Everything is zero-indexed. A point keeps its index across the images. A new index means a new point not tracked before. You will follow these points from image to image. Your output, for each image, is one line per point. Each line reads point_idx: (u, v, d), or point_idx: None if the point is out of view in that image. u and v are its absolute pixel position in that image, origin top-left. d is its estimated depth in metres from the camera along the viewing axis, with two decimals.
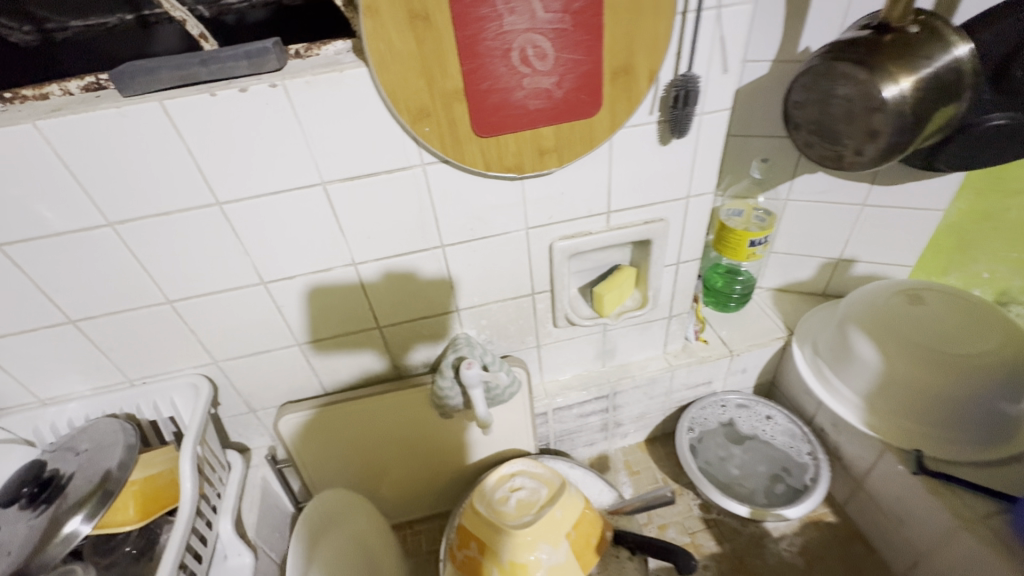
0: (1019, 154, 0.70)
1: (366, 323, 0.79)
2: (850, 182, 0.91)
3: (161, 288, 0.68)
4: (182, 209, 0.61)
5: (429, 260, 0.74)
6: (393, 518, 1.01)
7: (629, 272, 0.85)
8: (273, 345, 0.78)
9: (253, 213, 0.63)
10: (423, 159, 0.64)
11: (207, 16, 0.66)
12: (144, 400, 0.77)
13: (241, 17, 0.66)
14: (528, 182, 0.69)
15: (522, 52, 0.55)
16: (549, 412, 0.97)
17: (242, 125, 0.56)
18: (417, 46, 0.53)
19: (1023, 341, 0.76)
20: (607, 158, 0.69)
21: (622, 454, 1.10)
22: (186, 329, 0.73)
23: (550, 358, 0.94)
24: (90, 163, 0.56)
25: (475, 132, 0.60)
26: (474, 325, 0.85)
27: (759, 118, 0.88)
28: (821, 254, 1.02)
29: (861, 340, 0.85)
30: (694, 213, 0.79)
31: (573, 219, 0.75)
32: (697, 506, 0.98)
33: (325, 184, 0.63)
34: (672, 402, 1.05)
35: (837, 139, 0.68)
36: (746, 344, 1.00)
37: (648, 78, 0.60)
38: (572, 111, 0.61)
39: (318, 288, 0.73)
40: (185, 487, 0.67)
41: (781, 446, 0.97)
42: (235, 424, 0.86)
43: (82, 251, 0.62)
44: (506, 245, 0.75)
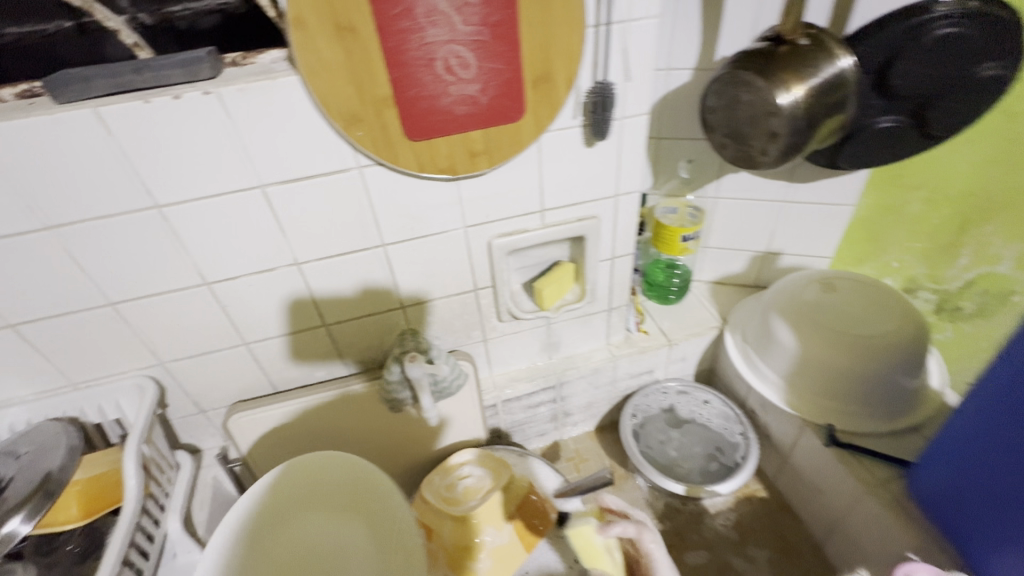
0: (906, 153, 0.78)
1: (313, 321, 0.82)
2: (770, 180, 0.98)
3: (103, 291, 0.69)
4: (120, 213, 0.63)
5: (371, 258, 0.77)
6: None
7: (568, 268, 0.90)
8: (220, 345, 0.80)
9: (192, 216, 0.65)
10: (358, 162, 0.67)
11: (151, 23, 0.66)
12: (89, 403, 0.78)
13: (190, 23, 0.67)
14: (463, 183, 0.73)
15: (445, 61, 0.59)
16: (498, 403, 1.01)
17: (176, 130, 0.58)
18: (344, 56, 0.57)
19: (917, 321, 0.84)
20: (537, 159, 0.74)
21: (572, 443, 1.14)
22: (130, 331, 0.74)
23: (497, 352, 0.98)
24: (23, 169, 0.57)
25: (407, 136, 0.64)
26: (420, 321, 0.88)
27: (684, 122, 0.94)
28: (750, 248, 1.09)
29: (782, 327, 0.91)
30: (623, 210, 0.84)
31: (508, 218, 0.79)
32: (641, 488, 1.04)
33: (263, 187, 0.66)
34: (617, 391, 1.10)
35: (745, 142, 0.74)
36: (683, 334, 1.07)
37: (567, 85, 0.66)
38: (498, 115, 0.65)
39: (262, 288, 0.75)
40: (129, 486, 0.68)
41: (717, 429, 1.04)
42: (185, 426, 0.87)
43: (19, 255, 0.63)
44: (446, 243, 0.79)
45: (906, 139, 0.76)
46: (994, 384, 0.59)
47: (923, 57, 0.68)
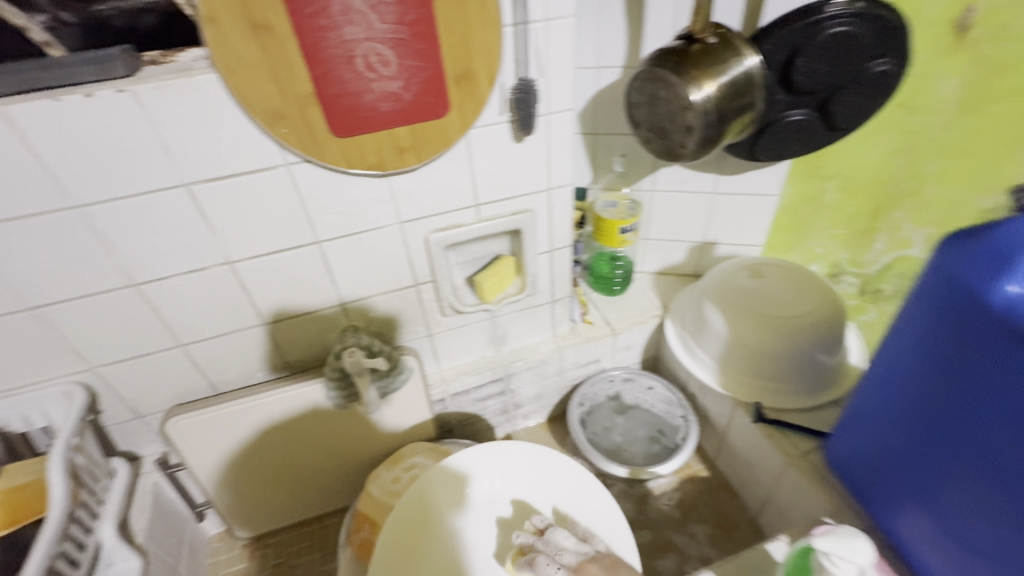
0: (816, 144, 0.84)
1: (251, 321, 0.81)
2: (701, 173, 1.03)
3: (23, 294, 0.67)
4: (35, 214, 0.62)
5: (307, 256, 0.78)
6: (301, 514, 1.03)
7: (507, 261, 0.92)
8: (154, 348, 0.78)
9: (113, 216, 0.65)
10: (286, 159, 0.67)
11: (75, 22, 0.62)
12: (13, 411, 0.75)
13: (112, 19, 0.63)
14: (394, 179, 0.74)
15: (365, 59, 0.60)
16: (447, 398, 1.02)
17: (91, 129, 0.58)
18: (261, 53, 0.57)
19: (833, 301, 0.90)
20: (467, 155, 0.76)
21: (524, 435, 1.17)
22: (54, 336, 0.72)
23: (443, 346, 0.99)
24: None
25: (332, 133, 0.65)
26: (362, 317, 0.89)
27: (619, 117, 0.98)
28: (687, 239, 1.13)
29: (713, 313, 0.96)
30: (557, 204, 0.87)
31: (443, 213, 0.81)
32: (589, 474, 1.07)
33: (188, 186, 0.65)
34: (566, 381, 1.13)
35: (667, 135, 0.78)
36: (627, 323, 1.10)
37: (488, 82, 0.68)
38: (423, 112, 0.67)
39: (194, 288, 0.75)
40: (54, 493, 0.67)
41: (660, 413, 1.08)
42: (121, 433, 0.85)
43: None
44: (382, 239, 0.80)
45: (815, 131, 0.82)
46: (885, 356, 0.64)
47: (821, 55, 0.73)
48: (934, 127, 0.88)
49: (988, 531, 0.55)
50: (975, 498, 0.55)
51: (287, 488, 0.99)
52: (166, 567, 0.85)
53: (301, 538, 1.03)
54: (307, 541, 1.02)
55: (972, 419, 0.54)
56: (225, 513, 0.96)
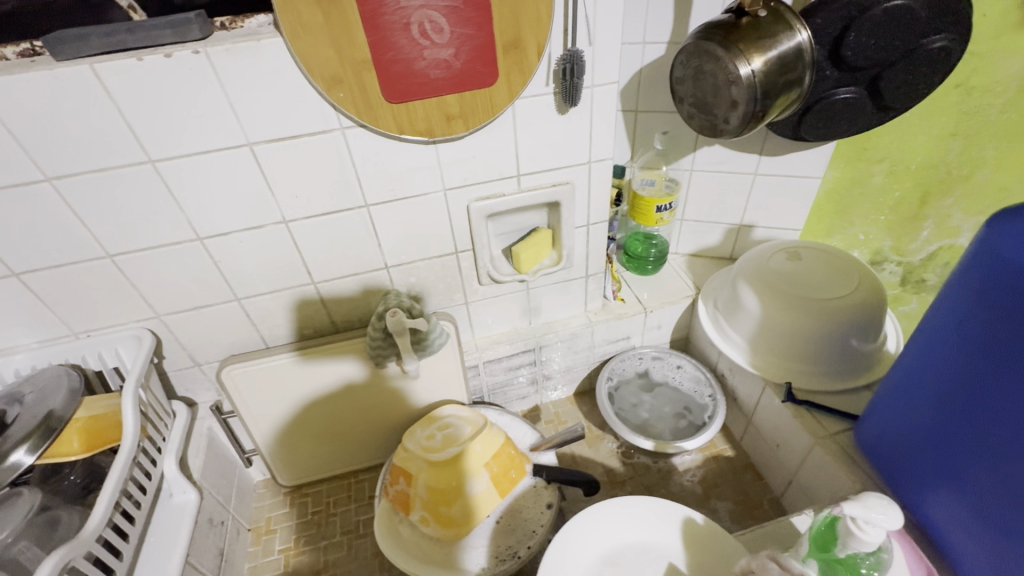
0: (863, 125, 0.83)
1: (302, 280, 0.87)
2: (743, 153, 1.02)
3: (102, 242, 0.73)
4: (117, 167, 0.67)
5: (356, 219, 0.82)
6: (343, 466, 1.08)
7: (545, 233, 0.94)
8: (213, 301, 0.84)
9: (184, 172, 0.70)
10: (341, 123, 0.71)
11: None
12: (89, 351, 0.82)
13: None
14: (441, 146, 0.77)
15: (420, 26, 0.63)
16: (480, 364, 1.06)
17: (170, 88, 0.63)
18: (323, 17, 0.61)
19: (871, 286, 0.89)
20: (512, 124, 0.78)
21: (552, 406, 1.20)
22: (127, 283, 0.78)
23: (479, 314, 1.02)
24: (27, 123, 0.61)
25: (386, 98, 0.68)
26: (404, 282, 0.93)
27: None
28: (725, 221, 1.13)
29: (748, 293, 0.96)
30: (597, 177, 0.88)
31: (486, 182, 0.83)
32: (618, 451, 1.09)
33: (251, 145, 0.70)
34: (596, 357, 1.15)
35: (710, 111, 0.79)
36: (659, 302, 1.11)
37: (537, 52, 0.69)
38: (472, 80, 0.69)
39: (253, 244, 0.80)
40: (128, 424, 0.74)
41: (688, 391, 1.08)
42: (181, 379, 0.92)
43: (21, 207, 0.67)
44: (426, 205, 0.83)
45: (863, 110, 0.81)
46: (922, 337, 0.64)
47: (875, 30, 0.73)
48: (989, 109, 0.88)
49: (1016, 508, 0.55)
50: (1003, 474, 0.56)
51: (327, 443, 1.04)
52: (217, 505, 0.92)
53: (339, 489, 1.07)
54: (345, 493, 1.07)
55: (1005, 398, 0.54)
56: (269, 461, 1.02)
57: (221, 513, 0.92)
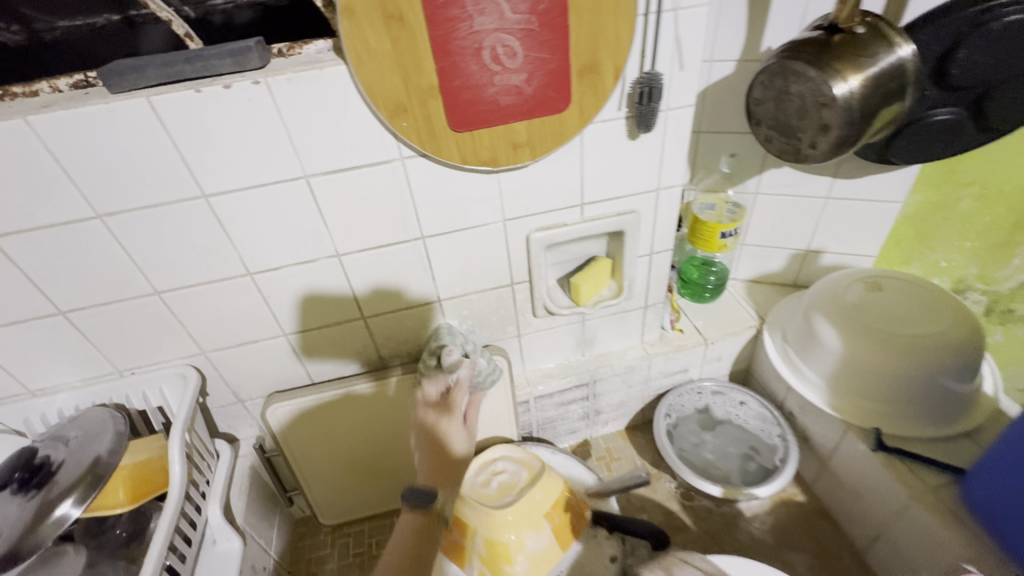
0: (961, 148, 0.76)
1: (351, 315, 0.82)
2: (815, 176, 0.95)
3: (150, 278, 0.69)
4: (170, 202, 0.63)
5: (411, 251, 0.77)
6: (386, 505, 1.03)
7: (604, 263, 0.88)
8: (260, 336, 0.80)
9: (239, 206, 0.66)
10: (402, 153, 0.67)
11: (193, 17, 0.66)
12: (133, 390, 0.78)
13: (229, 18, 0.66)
14: (504, 175, 0.72)
15: (492, 51, 0.58)
16: (531, 399, 1.00)
17: (228, 121, 0.59)
18: (391, 44, 0.56)
19: (968, 322, 0.81)
20: (579, 152, 0.73)
21: (603, 441, 1.13)
22: (174, 320, 0.75)
23: (531, 347, 0.97)
24: (80, 159, 0.58)
25: (451, 127, 0.64)
26: (456, 315, 0.88)
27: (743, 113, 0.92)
28: (789, 246, 1.06)
29: (825, 327, 0.89)
30: (664, 205, 0.82)
31: (547, 211, 0.78)
32: (678, 493, 1.01)
33: (308, 177, 0.66)
34: (651, 390, 1.08)
35: (793, 134, 0.73)
36: (720, 333, 1.04)
37: (614, 75, 0.64)
38: (543, 106, 0.64)
39: (303, 279, 0.75)
40: (174, 472, 0.70)
41: (754, 430, 1.00)
42: (224, 415, 0.88)
43: (70, 243, 0.64)
44: (485, 236, 0.78)
45: (962, 132, 0.74)
46: None
47: (989, 46, 0.67)
48: None
49: None
50: None
51: (371, 480, 0.99)
52: (260, 549, 0.87)
53: (382, 529, 1.02)
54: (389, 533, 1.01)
55: None
56: (311, 500, 0.98)
57: (263, 558, 0.88)
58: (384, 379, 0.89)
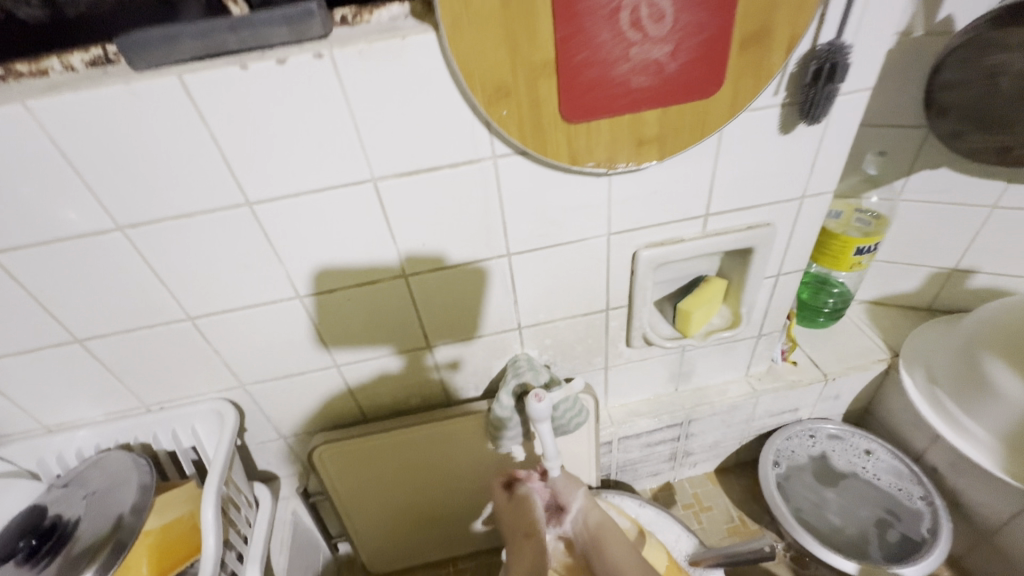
0: None
1: (415, 344, 0.67)
2: (981, 179, 0.77)
3: (182, 303, 0.57)
4: (207, 211, 0.50)
5: (492, 271, 0.62)
6: (443, 553, 0.90)
7: (719, 284, 0.72)
8: (307, 368, 0.67)
9: (290, 216, 0.52)
10: (494, 150, 0.52)
11: None
12: (161, 427, 0.66)
13: None
14: (617, 178, 0.57)
15: (633, 12, 0.43)
16: (614, 441, 0.85)
17: (281, 109, 0.45)
18: (500, 2, 0.41)
19: None
20: (714, 150, 0.57)
21: (689, 485, 0.98)
22: (209, 349, 0.62)
23: (617, 381, 0.81)
24: (95, 157, 0.45)
25: (564, 116, 0.48)
26: (536, 344, 0.73)
27: (895, 100, 0.74)
28: (931, 264, 0.87)
29: (1003, 371, 0.70)
30: (806, 216, 0.66)
31: (662, 224, 0.63)
32: (788, 557, 0.85)
33: (375, 181, 0.52)
34: (751, 430, 0.92)
35: (1000, 127, 0.64)
36: (842, 366, 0.86)
37: (785, 49, 0.48)
38: (686, 90, 0.48)
39: (362, 304, 0.61)
40: (207, 541, 0.56)
41: (886, 487, 0.84)
42: (263, 452, 0.76)
43: (85, 260, 0.51)
44: (583, 253, 0.63)
45: None
46: None
47: None
48: None
49: None
50: None
51: (428, 528, 0.86)
52: None
53: None
54: None
55: None
56: (360, 548, 0.85)
57: None
58: (456, 356, 0.71)
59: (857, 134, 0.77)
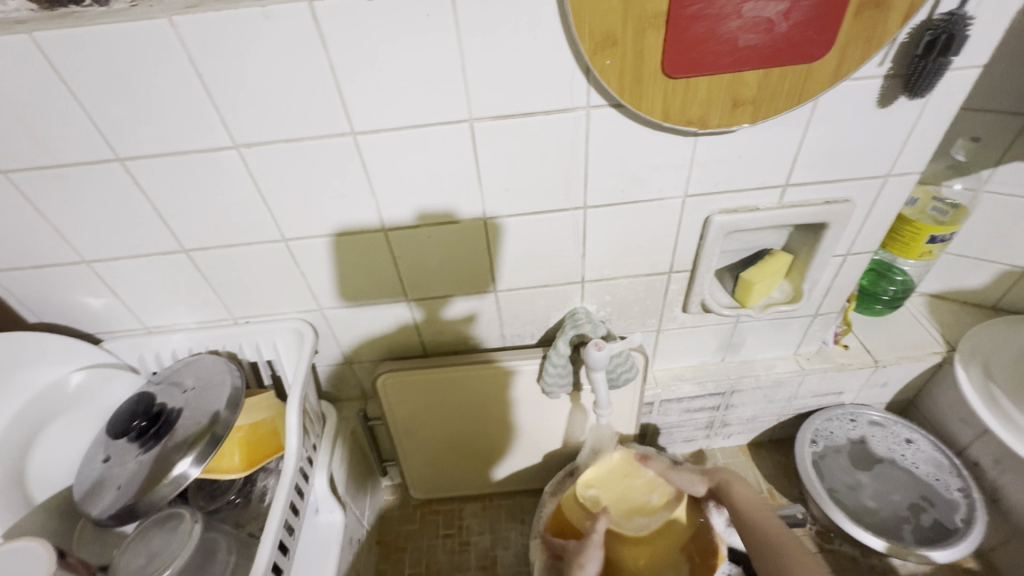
0: None
1: (483, 286, 0.71)
2: None
3: (279, 224, 0.61)
4: (315, 137, 0.54)
5: (567, 223, 0.64)
6: (479, 489, 0.95)
7: (784, 259, 0.72)
8: (380, 298, 0.71)
9: (389, 149, 0.55)
10: (589, 100, 0.53)
11: None
12: (247, 340, 0.73)
13: None
14: (703, 139, 0.57)
15: None
16: (657, 402, 0.88)
17: (397, 42, 0.48)
18: None
19: None
20: (805, 118, 0.56)
21: (720, 455, 1.00)
22: (295, 271, 0.67)
23: (667, 344, 0.83)
24: (222, 74, 0.49)
25: (664, 71, 0.49)
26: (596, 300, 0.75)
27: (996, 83, 0.71)
28: (1005, 261, 0.85)
29: None
30: (888, 196, 0.65)
31: (740, 191, 0.63)
32: (814, 531, 0.88)
33: (472, 122, 0.54)
34: (791, 408, 0.93)
35: None
36: (895, 354, 0.86)
37: (903, 16, 0.47)
38: (793, 51, 0.48)
39: (440, 244, 0.65)
40: (289, 442, 0.62)
41: (924, 476, 0.85)
42: (330, 374, 0.82)
43: (203, 174, 0.56)
44: (657, 213, 0.65)
45: None
46: None
47: None
48: None
49: None
50: None
51: (471, 463, 0.91)
52: (356, 520, 0.82)
53: (474, 513, 0.95)
54: (479, 518, 0.95)
55: None
56: (406, 474, 0.92)
57: (358, 528, 0.83)
58: (484, 308, 0.74)
59: (952, 117, 0.75)
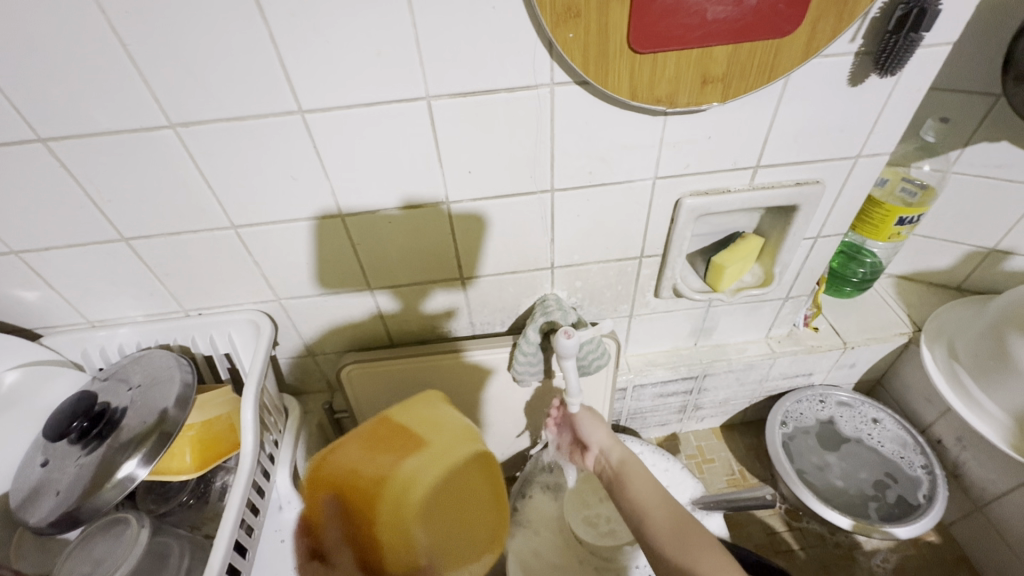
0: None
1: (449, 273, 0.68)
2: None
3: (227, 209, 0.57)
4: (259, 116, 0.50)
5: (534, 206, 0.62)
6: None
7: (755, 242, 0.71)
8: (341, 287, 0.68)
9: (341, 128, 0.52)
10: (553, 77, 0.51)
11: None
12: (200, 333, 0.69)
13: None
14: (673, 118, 0.55)
15: None
16: (629, 388, 0.87)
17: (342, 10, 0.44)
18: None
19: None
20: (776, 97, 0.55)
21: (694, 438, 1.01)
22: (248, 259, 0.63)
23: (640, 330, 0.82)
24: (148, 46, 0.44)
25: (630, 46, 0.47)
26: (566, 286, 0.73)
27: (967, 62, 0.71)
28: (971, 242, 0.86)
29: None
30: (859, 177, 0.64)
31: (710, 172, 0.61)
32: (783, 510, 0.89)
33: (430, 99, 0.51)
34: (762, 390, 0.94)
35: None
36: (863, 336, 0.87)
37: None
38: (762, 25, 0.46)
39: (401, 229, 0.62)
40: (245, 439, 0.59)
41: (889, 455, 0.86)
42: (293, 366, 0.79)
43: (137, 157, 0.52)
44: (627, 196, 0.62)
45: None
46: None
47: None
48: None
49: None
50: None
51: None
52: None
53: None
54: None
55: None
56: None
57: None
58: (454, 295, 0.72)
59: (923, 97, 0.75)
